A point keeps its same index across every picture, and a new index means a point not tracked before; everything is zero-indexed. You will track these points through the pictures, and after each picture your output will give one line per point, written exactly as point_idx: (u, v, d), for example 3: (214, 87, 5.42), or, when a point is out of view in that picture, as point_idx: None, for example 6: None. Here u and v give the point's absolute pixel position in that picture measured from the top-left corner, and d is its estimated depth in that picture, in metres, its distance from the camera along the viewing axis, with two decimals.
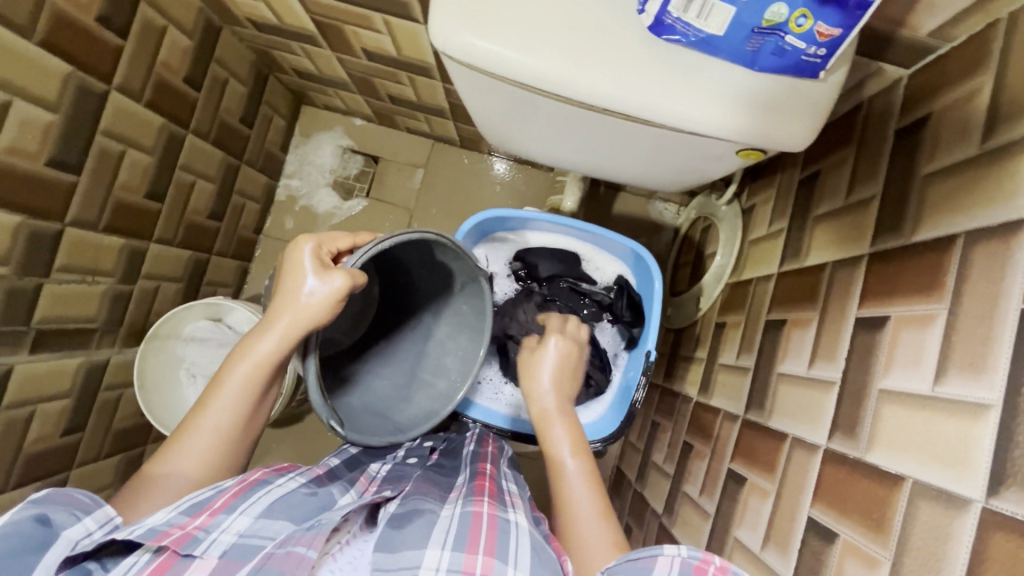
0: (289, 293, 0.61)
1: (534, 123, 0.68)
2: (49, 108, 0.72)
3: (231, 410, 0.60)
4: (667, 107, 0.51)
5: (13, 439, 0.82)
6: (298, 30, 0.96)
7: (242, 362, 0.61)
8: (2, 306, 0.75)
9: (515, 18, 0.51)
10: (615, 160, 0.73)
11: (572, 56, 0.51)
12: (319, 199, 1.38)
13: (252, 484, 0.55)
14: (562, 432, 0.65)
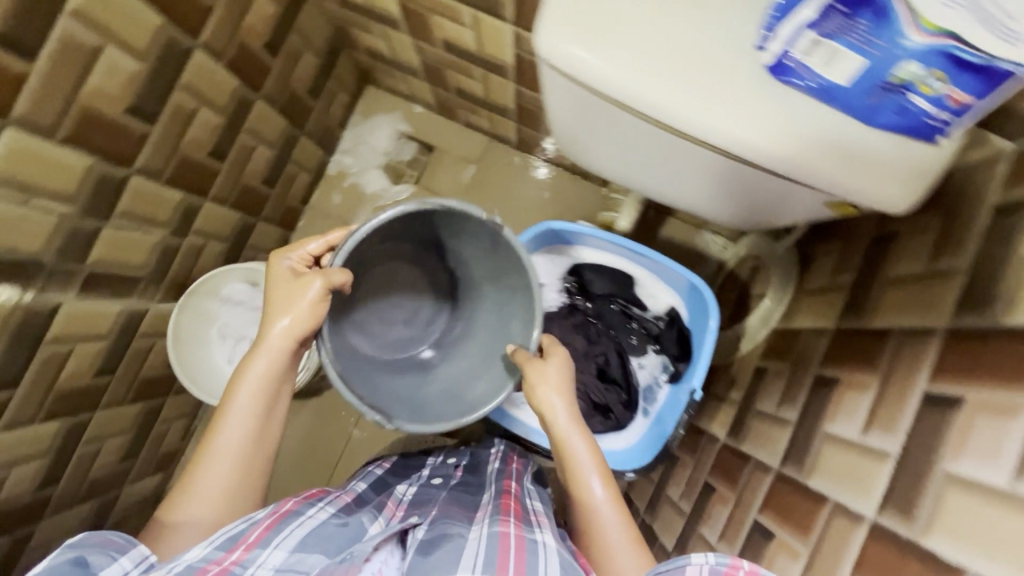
0: (281, 313, 0.69)
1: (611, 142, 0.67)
2: (138, 57, 0.73)
3: (246, 419, 0.67)
4: (771, 149, 0.50)
5: (50, 373, 0.83)
6: (382, 12, 0.96)
7: (245, 377, 0.68)
8: (64, 244, 0.76)
9: (628, 36, 0.51)
10: (684, 193, 0.72)
11: (681, 82, 0.51)
12: (369, 179, 1.39)
13: (282, 517, 0.63)
14: (583, 455, 0.69)
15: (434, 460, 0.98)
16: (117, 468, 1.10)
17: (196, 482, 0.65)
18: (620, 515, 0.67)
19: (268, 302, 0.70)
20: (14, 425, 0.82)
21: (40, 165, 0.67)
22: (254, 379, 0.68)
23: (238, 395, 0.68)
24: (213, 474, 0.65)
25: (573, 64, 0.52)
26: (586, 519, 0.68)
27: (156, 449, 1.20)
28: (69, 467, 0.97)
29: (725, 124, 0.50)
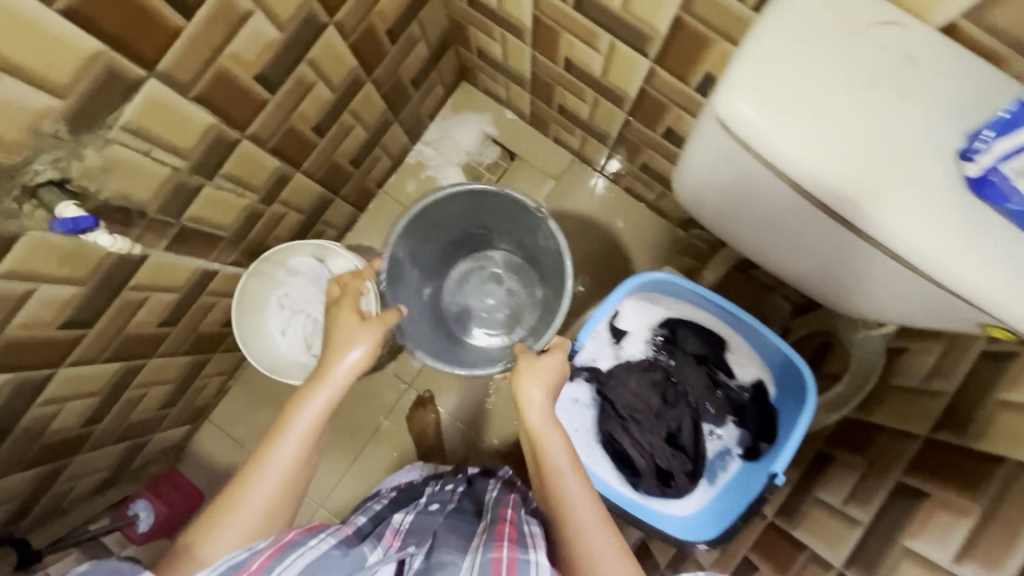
0: (350, 351, 0.76)
1: (746, 211, 0.67)
2: (277, 26, 0.72)
3: (294, 454, 0.69)
4: (948, 258, 0.51)
5: (121, 318, 0.82)
6: (511, 20, 0.95)
7: (304, 408, 0.71)
8: (167, 197, 0.74)
9: (819, 117, 0.52)
10: (802, 273, 0.73)
11: (866, 172, 0.52)
12: (446, 175, 1.37)
13: (285, 547, 0.64)
14: (561, 454, 0.71)
15: (433, 489, 1.01)
16: (154, 415, 1.10)
17: (234, 509, 0.66)
18: (596, 515, 0.67)
19: (334, 344, 0.77)
20: (77, 363, 0.81)
21: (168, 119, 0.66)
22: (308, 415, 0.71)
23: (291, 427, 0.70)
24: (250, 505, 0.66)
25: (767, 132, 0.53)
26: (562, 519, 0.68)
27: (192, 401, 1.20)
28: (113, 408, 0.96)
29: (908, 225, 0.52)
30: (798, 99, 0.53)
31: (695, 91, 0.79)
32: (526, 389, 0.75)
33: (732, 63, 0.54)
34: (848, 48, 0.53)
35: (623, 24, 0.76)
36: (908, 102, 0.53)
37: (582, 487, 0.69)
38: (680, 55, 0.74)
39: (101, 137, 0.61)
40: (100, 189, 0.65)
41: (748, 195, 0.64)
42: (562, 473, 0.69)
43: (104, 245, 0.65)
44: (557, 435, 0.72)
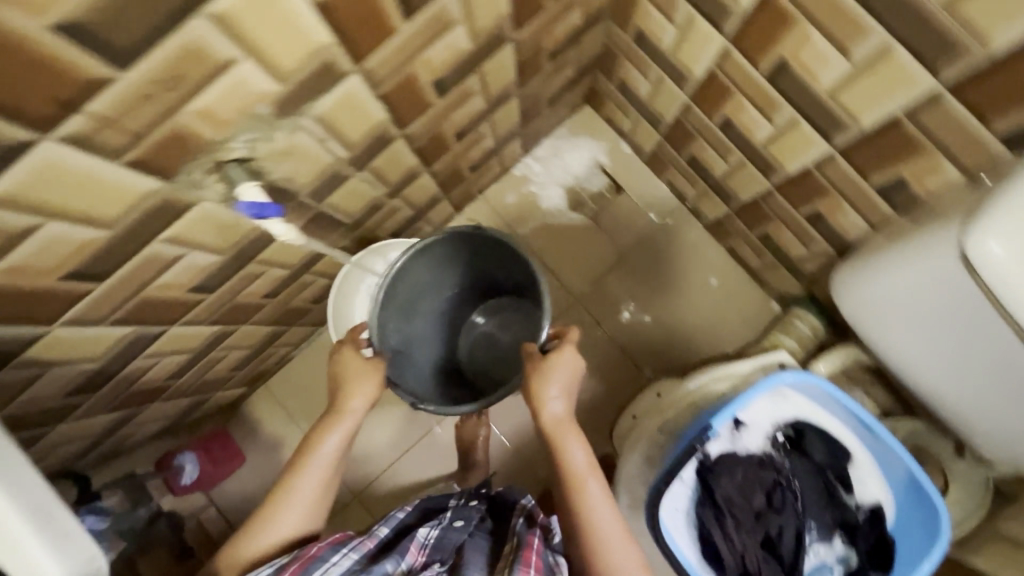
0: (354, 398, 0.86)
1: (925, 323, 0.72)
2: (470, 38, 0.70)
3: (316, 481, 0.82)
4: None
5: (237, 287, 0.81)
6: (678, 68, 0.92)
7: (322, 440, 0.84)
8: (321, 183, 0.73)
9: None
10: (963, 395, 0.76)
11: None
12: (548, 194, 1.35)
13: (310, 561, 0.74)
14: (580, 460, 0.81)
15: (456, 500, 0.98)
16: (223, 376, 1.09)
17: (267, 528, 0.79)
18: (612, 516, 0.78)
19: (338, 391, 0.87)
20: (188, 324, 0.80)
21: (354, 112, 0.65)
22: (327, 447, 0.84)
23: (314, 461, 0.82)
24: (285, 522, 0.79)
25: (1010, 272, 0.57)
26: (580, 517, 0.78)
27: (257, 368, 1.19)
28: (196, 366, 0.96)
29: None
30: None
31: (872, 189, 0.75)
32: (543, 394, 0.83)
33: (993, 196, 0.58)
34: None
35: (818, 107, 0.72)
36: None
37: (599, 490, 0.79)
38: (873, 151, 0.71)
39: (295, 122, 0.59)
40: (274, 170, 0.63)
41: (935, 309, 0.69)
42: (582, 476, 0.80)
43: (280, 233, 0.72)
44: (575, 439, 0.82)
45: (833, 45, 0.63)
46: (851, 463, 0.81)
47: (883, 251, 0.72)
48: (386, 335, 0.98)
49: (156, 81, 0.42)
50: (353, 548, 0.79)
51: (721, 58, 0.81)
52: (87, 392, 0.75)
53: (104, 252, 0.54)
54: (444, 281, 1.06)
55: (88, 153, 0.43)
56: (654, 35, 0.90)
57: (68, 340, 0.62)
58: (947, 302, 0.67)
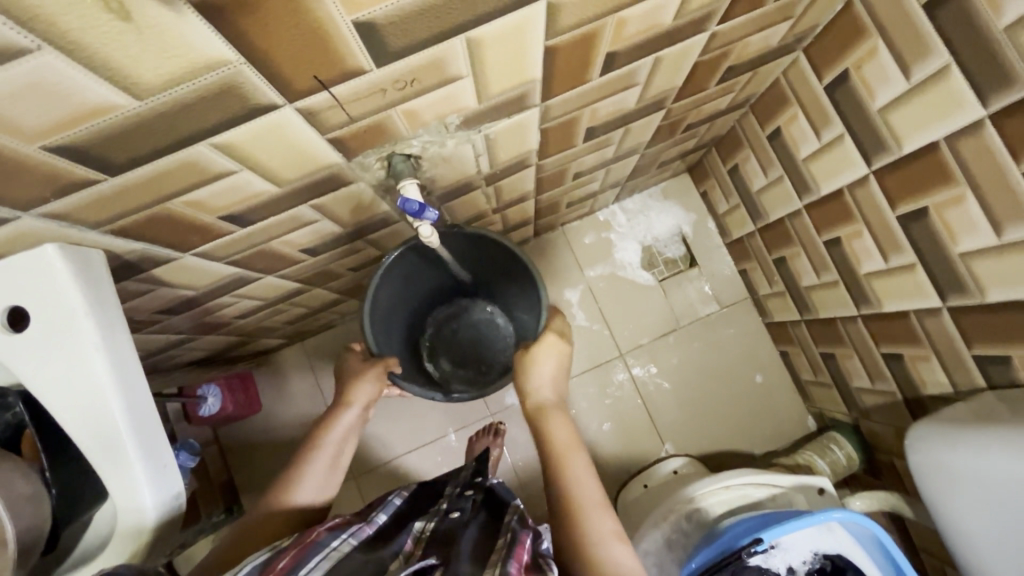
0: (361, 390, 0.79)
1: (987, 508, 0.65)
2: (636, 100, 0.72)
3: (325, 465, 0.74)
4: None
5: (335, 255, 0.84)
6: (805, 176, 0.93)
7: (331, 429, 0.76)
8: (453, 189, 0.75)
9: None
10: None
11: None
12: (624, 246, 1.36)
13: (309, 548, 0.61)
14: (562, 439, 0.70)
15: (454, 490, 0.84)
16: (275, 326, 1.11)
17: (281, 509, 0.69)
18: (598, 497, 0.64)
19: (345, 382, 0.80)
20: (280, 276, 0.82)
21: (515, 139, 0.67)
22: (334, 438, 0.76)
23: (324, 444, 0.75)
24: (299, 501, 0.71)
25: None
26: (567, 502, 0.64)
27: (304, 325, 1.21)
28: (261, 312, 0.97)
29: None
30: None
31: (972, 357, 0.75)
32: (528, 384, 0.77)
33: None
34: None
35: (944, 264, 0.73)
36: None
37: (586, 472, 0.66)
38: (986, 325, 0.71)
39: (469, 136, 0.61)
40: (428, 170, 0.65)
41: (1006, 493, 0.62)
42: (568, 456, 0.68)
43: (423, 236, 0.66)
44: (560, 419, 0.73)
45: (986, 216, 0.64)
46: None
47: (974, 425, 0.67)
48: (375, 330, 0.84)
49: (395, 80, 0.44)
50: (353, 536, 0.67)
51: (856, 183, 0.82)
52: (172, 313, 0.77)
53: (264, 205, 0.56)
54: (422, 273, 0.91)
55: (310, 126, 0.45)
56: (793, 139, 0.92)
57: (190, 269, 0.64)
58: (1017, 492, 0.61)
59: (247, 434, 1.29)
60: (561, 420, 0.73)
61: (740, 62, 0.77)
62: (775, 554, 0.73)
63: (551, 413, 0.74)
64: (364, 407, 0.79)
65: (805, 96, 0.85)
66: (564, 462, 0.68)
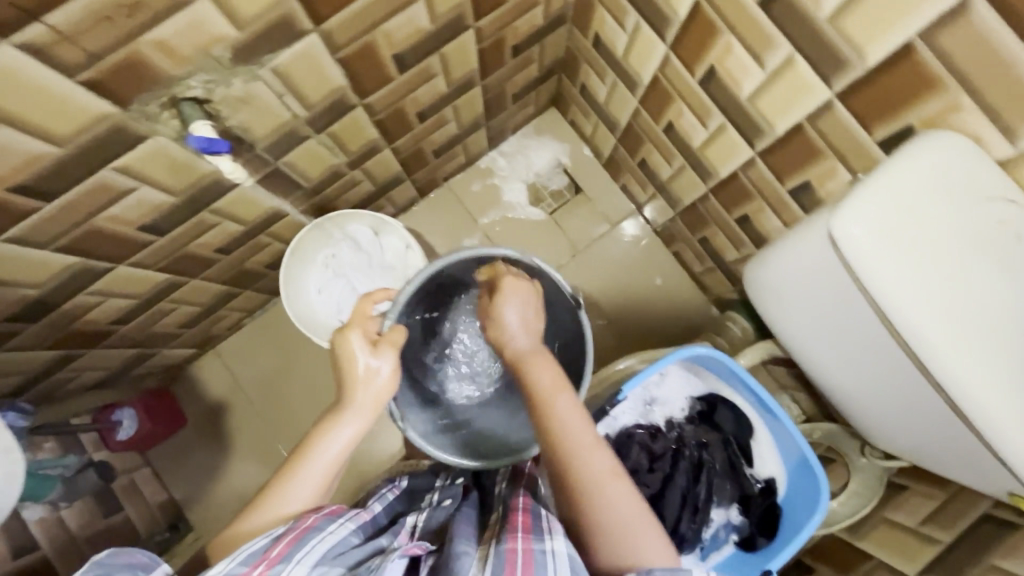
0: (372, 394, 0.72)
1: (805, 316, 0.68)
2: (430, 18, 0.76)
3: (326, 471, 0.67)
4: (996, 423, 0.50)
5: (189, 236, 0.85)
6: (630, 72, 0.99)
7: (327, 439, 0.68)
8: (277, 138, 0.77)
9: (926, 257, 0.52)
10: (857, 390, 0.68)
11: (956, 331, 0.51)
12: (510, 188, 1.41)
13: (306, 531, 0.59)
14: (546, 382, 0.66)
15: (441, 482, 0.86)
16: (171, 331, 1.11)
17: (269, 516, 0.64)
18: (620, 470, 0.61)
19: (343, 381, 0.73)
20: (138, 265, 0.83)
21: (311, 72, 0.70)
22: (341, 440, 0.68)
23: (315, 455, 0.67)
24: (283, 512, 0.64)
25: (858, 256, 0.53)
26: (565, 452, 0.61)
27: (206, 329, 1.21)
28: (142, 315, 0.98)
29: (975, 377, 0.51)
30: (910, 235, 0.52)
31: (788, 192, 0.82)
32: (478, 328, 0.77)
33: (863, 183, 0.54)
34: (976, 221, 0.53)
35: (740, 113, 0.80)
36: (1016, 279, 0.52)
37: (574, 413, 0.63)
38: (784, 158, 0.78)
39: (253, 72, 0.63)
40: (229, 116, 0.67)
41: (815, 294, 0.64)
42: (550, 398, 0.64)
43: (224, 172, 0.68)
44: (542, 361, 0.67)
45: (751, 55, 0.71)
46: (755, 436, 0.77)
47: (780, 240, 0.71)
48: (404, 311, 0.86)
49: (114, 5, 0.47)
50: (350, 520, 0.66)
51: (664, 63, 0.88)
52: (26, 320, 0.77)
53: (53, 170, 0.58)
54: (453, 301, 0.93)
55: (45, 66, 0.48)
56: (609, 40, 0.98)
57: (12, 257, 0.65)
58: (821, 290, 0.63)
59: (177, 452, 1.28)
60: (543, 361, 0.68)
61: None
62: (654, 409, 0.79)
63: (523, 355, 0.69)
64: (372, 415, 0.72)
65: None
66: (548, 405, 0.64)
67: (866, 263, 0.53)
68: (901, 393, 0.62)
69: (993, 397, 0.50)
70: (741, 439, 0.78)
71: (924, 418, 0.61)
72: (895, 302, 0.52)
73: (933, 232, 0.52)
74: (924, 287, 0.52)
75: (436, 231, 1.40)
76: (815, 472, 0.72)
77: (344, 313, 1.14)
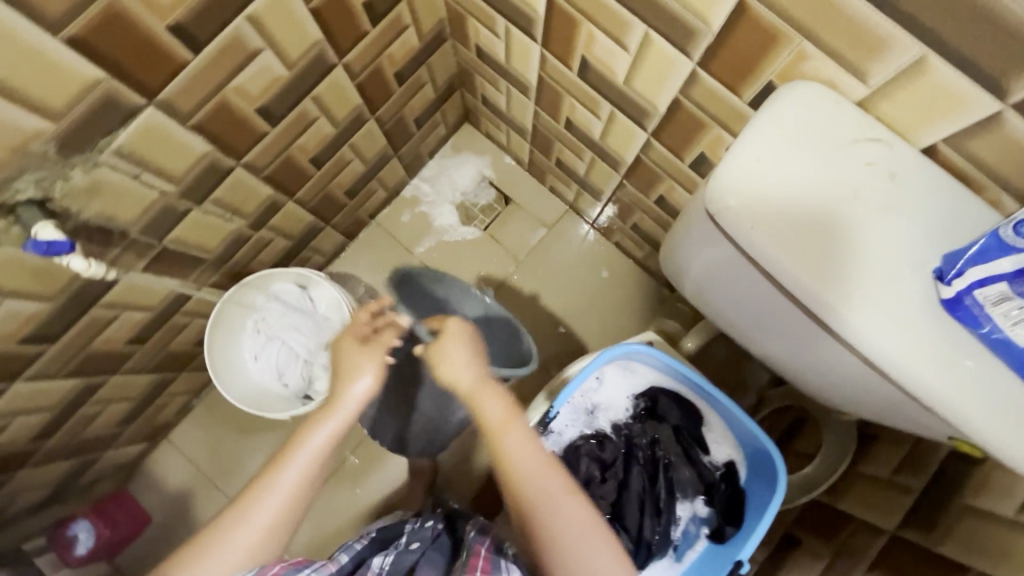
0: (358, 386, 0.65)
1: (723, 283, 0.67)
2: (286, 64, 0.73)
3: (293, 485, 0.60)
4: (896, 362, 0.50)
5: (87, 335, 0.81)
6: (518, 76, 0.97)
7: (307, 440, 0.62)
8: (151, 219, 0.74)
9: (803, 212, 0.51)
10: (787, 345, 0.68)
11: (844, 280, 0.50)
12: (439, 212, 1.38)
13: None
14: (495, 416, 0.58)
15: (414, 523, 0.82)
16: (109, 433, 1.07)
17: (220, 548, 0.58)
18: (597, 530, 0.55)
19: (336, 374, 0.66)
20: (38, 377, 0.79)
21: (164, 145, 0.67)
22: (318, 441, 0.62)
23: (289, 467, 0.61)
24: (233, 545, 0.58)
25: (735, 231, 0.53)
26: (513, 485, 0.57)
27: (151, 421, 1.16)
28: (66, 425, 0.94)
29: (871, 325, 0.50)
30: (782, 196, 0.51)
31: (689, 166, 0.80)
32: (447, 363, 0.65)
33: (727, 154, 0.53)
34: (849, 163, 0.51)
35: (623, 98, 0.78)
36: (899, 215, 0.50)
37: (536, 454, 0.57)
38: (676, 135, 0.76)
39: (91, 159, 0.61)
40: (82, 208, 0.65)
41: (722, 259, 0.63)
42: (505, 436, 0.58)
43: (79, 270, 0.64)
44: (492, 393, 0.60)
45: (612, 39, 0.69)
46: (705, 423, 0.75)
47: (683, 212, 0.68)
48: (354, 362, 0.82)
49: None
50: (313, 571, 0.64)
51: (542, 61, 0.86)
52: None
53: None
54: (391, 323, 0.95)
55: None
56: (490, 48, 0.96)
57: None
58: (728, 256, 0.62)
59: (145, 551, 1.22)
60: (500, 407, 0.59)
61: None
62: (597, 415, 0.77)
63: (483, 409, 0.59)
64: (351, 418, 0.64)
65: (469, 5, 0.88)
66: (503, 442, 0.58)
67: (744, 234, 0.52)
68: (825, 347, 0.61)
69: (894, 342, 0.50)
70: (692, 429, 0.75)
71: (850, 367, 0.61)
72: (779, 267, 0.51)
73: (805, 188, 0.51)
74: (804, 247, 0.51)
75: (373, 270, 1.36)
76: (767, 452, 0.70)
77: (286, 376, 1.11)
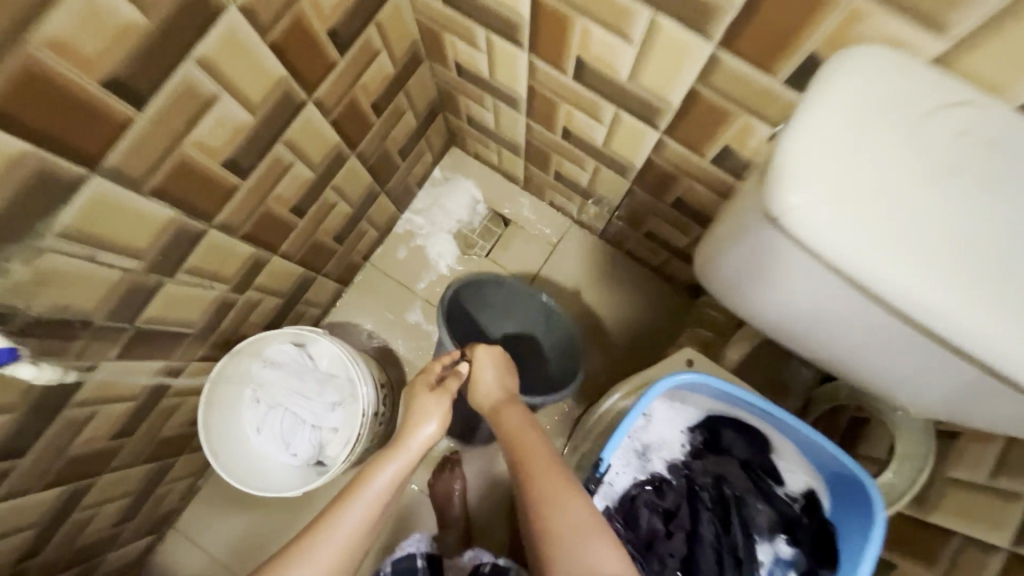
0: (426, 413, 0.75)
1: (766, 288, 0.60)
2: (250, 109, 0.65)
3: (360, 519, 0.67)
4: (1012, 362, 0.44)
5: (62, 440, 0.72)
6: (505, 90, 0.89)
7: (376, 473, 0.70)
8: (117, 301, 0.65)
9: (884, 206, 0.44)
10: (844, 346, 0.61)
11: (940, 277, 0.44)
12: (437, 243, 1.30)
13: None
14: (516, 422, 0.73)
15: None
16: (106, 535, 0.96)
17: None
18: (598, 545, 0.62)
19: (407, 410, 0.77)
20: (9, 495, 0.70)
21: (118, 218, 0.58)
22: (385, 476, 0.70)
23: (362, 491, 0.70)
24: None
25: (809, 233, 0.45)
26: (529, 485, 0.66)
27: (153, 512, 1.06)
28: (53, 538, 0.84)
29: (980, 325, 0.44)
30: (856, 189, 0.44)
31: (711, 161, 0.72)
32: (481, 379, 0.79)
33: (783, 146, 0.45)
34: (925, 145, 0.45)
35: (628, 97, 0.70)
36: (987, 195, 0.45)
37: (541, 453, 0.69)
38: (694, 127, 0.67)
39: (29, 245, 0.52)
40: (31, 303, 0.57)
41: (768, 262, 0.56)
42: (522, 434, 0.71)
43: (29, 377, 0.58)
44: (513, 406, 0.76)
45: (612, 32, 0.61)
46: (776, 451, 0.67)
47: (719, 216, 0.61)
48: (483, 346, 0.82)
49: None
50: None
51: (530, 69, 0.78)
52: None
53: None
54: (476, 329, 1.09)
55: None
56: (470, 64, 0.88)
57: None
58: (778, 258, 0.54)
59: None
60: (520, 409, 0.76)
61: (346, 16, 0.70)
62: (651, 457, 0.69)
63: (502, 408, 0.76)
64: (420, 452, 0.73)
65: (443, 20, 0.81)
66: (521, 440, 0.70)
67: (819, 238, 0.44)
68: (898, 350, 0.55)
69: (1006, 342, 0.43)
70: (761, 461, 0.68)
71: (928, 366, 0.55)
72: (864, 271, 0.44)
73: (879, 178, 0.44)
74: (890, 244, 0.44)
75: (373, 315, 1.27)
76: (853, 480, 0.62)
77: (293, 446, 1.01)
